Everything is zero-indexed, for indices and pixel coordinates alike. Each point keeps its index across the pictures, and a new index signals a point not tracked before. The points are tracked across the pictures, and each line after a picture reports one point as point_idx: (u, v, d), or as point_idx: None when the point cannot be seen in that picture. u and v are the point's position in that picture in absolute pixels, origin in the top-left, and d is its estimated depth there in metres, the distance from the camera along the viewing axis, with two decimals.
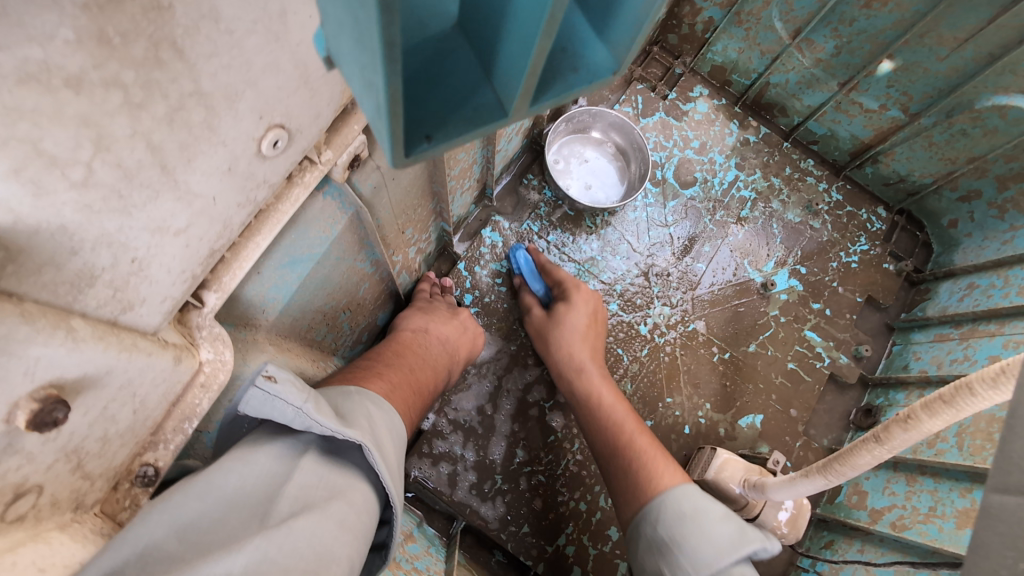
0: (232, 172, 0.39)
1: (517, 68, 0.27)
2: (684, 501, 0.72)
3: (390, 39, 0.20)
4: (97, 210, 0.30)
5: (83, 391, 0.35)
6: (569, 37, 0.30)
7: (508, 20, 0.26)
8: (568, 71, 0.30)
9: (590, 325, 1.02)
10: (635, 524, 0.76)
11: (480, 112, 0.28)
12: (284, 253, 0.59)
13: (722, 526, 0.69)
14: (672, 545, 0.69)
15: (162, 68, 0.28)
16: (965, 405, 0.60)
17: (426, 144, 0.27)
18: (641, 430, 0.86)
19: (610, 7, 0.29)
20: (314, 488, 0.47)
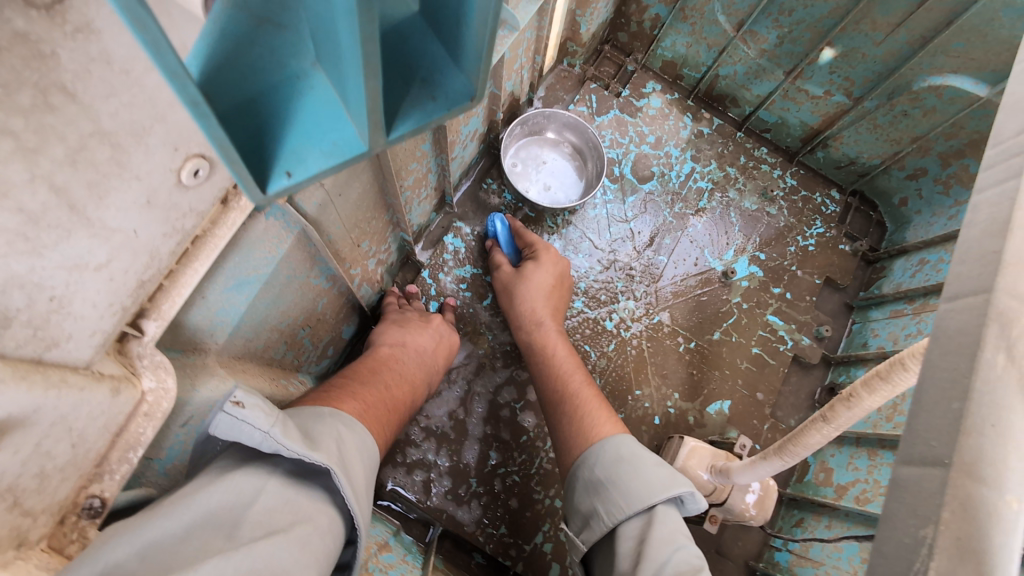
0: (152, 205, 0.40)
1: (361, 105, 0.30)
2: (623, 446, 0.72)
3: (193, 100, 0.24)
4: (1, 254, 0.30)
5: (10, 430, 0.36)
6: (428, 68, 0.35)
7: (343, 64, 0.29)
8: (427, 99, 0.34)
9: (555, 287, 1.03)
10: (573, 470, 0.76)
11: (340, 148, 0.32)
12: (228, 276, 0.59)
13: (655, 470, 0.68)
14: (608, 483, 0.68)
15: (54, 112, 0.29)
16: (899, 380, 0.62)
17: (285, 179, 0.31)
18: (587, 383, 0.89)
19: (456, 35, 0.33)
20: (278, 511, 0.46)
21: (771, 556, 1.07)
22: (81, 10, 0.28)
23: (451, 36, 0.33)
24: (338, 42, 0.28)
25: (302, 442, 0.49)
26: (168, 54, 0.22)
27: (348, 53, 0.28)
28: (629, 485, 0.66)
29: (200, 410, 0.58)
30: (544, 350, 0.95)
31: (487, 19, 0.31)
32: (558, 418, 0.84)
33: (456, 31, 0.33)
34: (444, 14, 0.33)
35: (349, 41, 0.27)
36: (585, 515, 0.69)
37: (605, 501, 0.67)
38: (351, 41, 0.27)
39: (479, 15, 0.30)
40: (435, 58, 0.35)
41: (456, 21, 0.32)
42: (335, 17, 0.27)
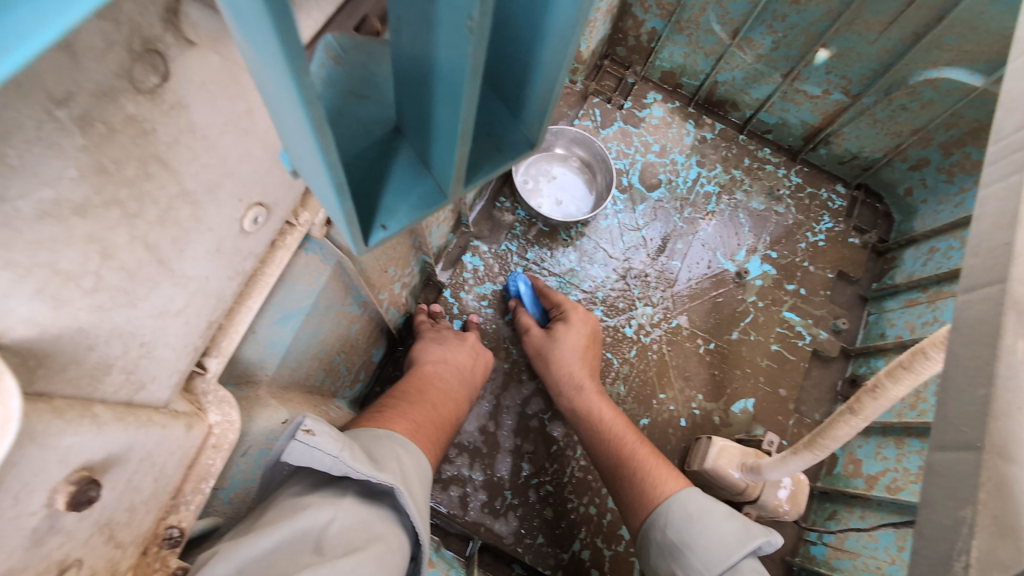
0: (220, 252, 0.43)
1: (447, 167, 0.35)
2: (689, 503, 0.76)
3: (337, 182, 0.27)
4: (107, 308, 0.34)
5: (110, 468, 0.39)
6: (493, 125, 0.40)
7: (432, 135, 0.34)
8: (495, 153, 0.40)
9: (589, 345, 1.05)
10: (644, 531, 0.79)
11: (425, 200, 0.37)
12: (275, 310, 0.62)
13: (726, 524, 0.71)
14: (683, 547, 0.72)
15: (151, 180, 0.32)
16: (922, 368, 0.64)
17: (382, 232, 0.35)
18: (642, 442, 0.90)
19: (519, 98, 0.38)
20: (355, 530, 0.49)
21: (808, 551, 1.08)
22: (175, 89, 0.31)
23: (514, 98, 0.39)
24: (431, 117, 0.33)
25: (369, 464, 0.52)
26: (329, 152, 0.25)
27: (441, 128, 0.32)
28: (706, 548, 0.69)
29: (257, 440, 0.61)
30: (589, 417, 0.96)
31: (552, 87, 0.35)
32: (623, 484, 0.86)
33: (518, 94, 0.38)
34: (507, 80, 0.39)
35: (445, 119, 0.32)
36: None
37: (684, 565, 0.71)
38: (446, 119, 0.31)
39: (546, 84, 0.35)
40: (499, 117, 0.40)
41: (521, 87, 0.38)
42: (431, 99, 0.32)
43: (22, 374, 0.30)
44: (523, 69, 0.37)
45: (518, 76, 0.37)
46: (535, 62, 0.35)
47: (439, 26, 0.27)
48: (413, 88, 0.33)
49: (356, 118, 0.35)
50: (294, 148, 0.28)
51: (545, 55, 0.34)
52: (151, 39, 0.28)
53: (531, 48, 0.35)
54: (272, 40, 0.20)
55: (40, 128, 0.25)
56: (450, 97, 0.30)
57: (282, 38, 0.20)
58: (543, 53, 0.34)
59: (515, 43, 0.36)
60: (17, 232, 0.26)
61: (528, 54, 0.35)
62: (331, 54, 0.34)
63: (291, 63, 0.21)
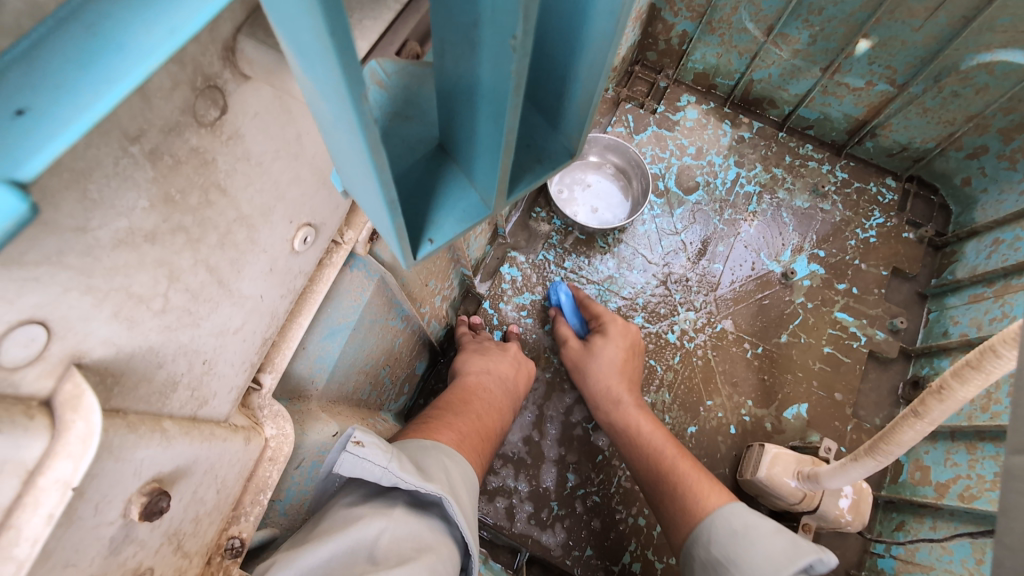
0: (273, 272, 0.45)
1: (490, 179, 0.35)
2: (735, 518, 0.74)
3: (391, 201, 0.28)
4: (173, 328, 0.36)
5: (177, 481, 0.41)
6: (533, 136, 0.41)
7: (476, 150, 0.34)
8: (535, 162, 0.40)
9: (628, 360, 1.04)
10: (686, 549, 0.78)
11: (469, 212, 0.37)
12: (323, 326, 0.65)
13: (775, 540, 0.68)
14: (729, 564, 0.69)
15: (212, 206, 0.34)
16: (993, 368, 0.60)
17: (429, 245, 0.36)
18: (683, 456, 0.88)
19: (558, 109, 0.39)
20: (406, 539, 0.50)
21: (874, 564, 1.02)
22: (232, 120, 0.33)
23: (552, 108, 0.39)
24: (474, 133, 0.34)
25: (417, 474, 0.53)
26: (384, 172, 0.26)
27: (484, 143, 0.33)
28: (753, 563, 0.67)
29: (310, 453, 0.63)
30: (627, 433, 0.95)
31: (591, 97, 0.36)
32: (664, 501, 0.84)
33: (558, 104, 0.39)
34: (546, 92, 0.39)
35: (489, 135, 0.32)
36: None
37: None
38: (490, 135, 0.32)
39: (585, 93, 0.36)
40: (538, 128, 0.41)
41: (559, 97, 0.38)
42: (474, 115, 0.32)
43: (102, 392, 0.32)
44: (561, 80, 0.37)
45: (556, 87, 0.38)
46: (573, 73, 0.36)
47: (482, 46, 0.28)
48: (456, 106, 0.33)
49: (402, 137, 0.36)
50: (348, 171, 0.29)
51: (583, 65, 0.34)
52: (211, 75, 0.30)
53: (568, 59, 0.35)
54: (336, 71, 0.21)
55: (117, 163, 0.27)
56: (495, 115, 0.30)
57: (343, 69, 0.21)
58: (581, 63, 0.35)
59: (553, 55, 0.36)
60: (96, 260, 0.28)
61: (566, 65, 0.36)
62: (377, 78, 0.35)
63: (352, 91, 0.22)
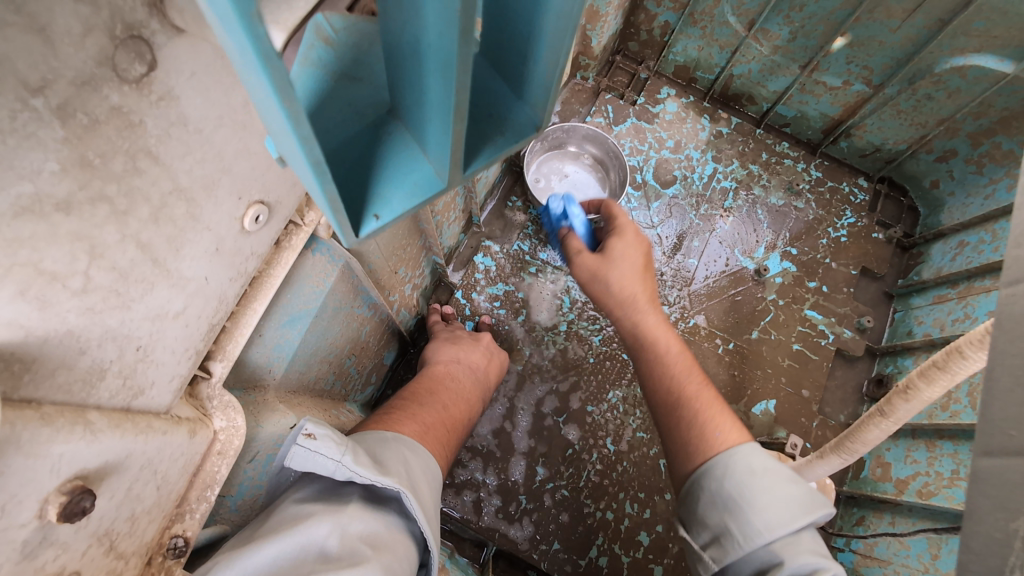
0: (219, 253, 0.42)
1: (443, 147, 0.33)
2: (754, 457, 0.58)
3: (315, 160, 0.25)
4: (98, 310, 0.32)
5: (106, 478, 0.37)
6: (495, 105, 0.38)
7: (425, 113, 0.32)
8: (497, 135, 0.37)
9: (647, 270, 0.79)
10: (692, 481, 0.62)
11: (422, 187, 0.34)
12: (282, 313, 0.61)
13: (794, 488, 0.55)
14: (743, 501, 0.55)
15: (141, 175, 0.31)
16: (959, 369, 0.61)
17: (374, 221, 0.33)
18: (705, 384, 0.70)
19: (522, 76, 0.36)
20: (359, 535, 0.48)
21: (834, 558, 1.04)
22: (164, 79, 0.30)
23: (516, 75, 0.37)
24: (423, 94, 0.31)
25: (374, 468, 0.50)
26: (302, 124, 0.23)
27: (434, 104, 0.30)
28: (768, 511, 0.54)
29: (265, 446, 0.60)
30: (648, 344, 0.75)
31: (557, 58, 0.33)
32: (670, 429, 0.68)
33: (522, 70, 0.36)
34: (508, 57, 0.36)
35: (437, 94, 0.29)
36: (713, 533, 0.57)
37: (738, 521, 0.55)
38: (438, 94, 0.29)
39: (551, 54, 0.33)
40: (501, 98, 0.38)
41: (523, 62, 0.35)
42: (421, 73, 0.29)
43: (7, 380, 0.28)
44: (525, 42, 0.34)
45: (520, 50, 0.35)
46: (537, 32, 0.33)
47: None
48: (403, 62, 0.31)
49: (347, 101, 0.33)
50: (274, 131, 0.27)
51: (548, 22, 0.32)
52: (134, 24, 0.27)
53: (533, 15, 0.33)
54: None
55: (14, 118, 0.23)
56: (442, 69, 0.28)
57: None
58: (545, 19, 0.32)
59: (515, 14, 0.33)
60: None
61: (529, 25, 0.33)
62: (323, 34, 0.32)
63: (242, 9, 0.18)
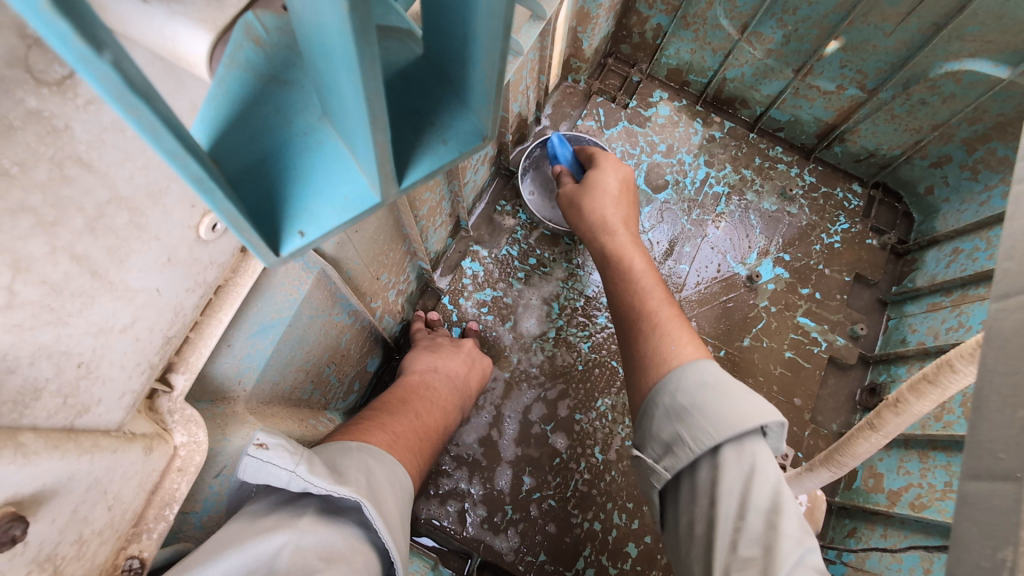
0: (172, 262, 0.40)
1: (368, 157, 0.29)
2: (705, 373, 0.62)
3: (195, 177, 0.23)
4: (28, 327, 0.30)
5: (46, 501, 0.35)
6: (438, 110, 0.35)
7: (346, 120, 0.28)
8: (438, 143, 0.34)
9: (622, 196, 0.91)
10: (648, 398, 0.65)
11: (352, 200, 0.31)
12: (252, 322, 0.59)
13: (742, 400, 0.58)
14: (690, 409, 0.59)
15: (72, 184, 0.29)
16: (950, 382, 0.59)
17: (299, 238, 0.30)
18: (668, 302, 0.74)
19: (465, 78, 0.33)
20: (313, 549, 0.46)
21: None
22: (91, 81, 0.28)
23: (459, 76, 0.34)
24: (341, 100, 0.28)
25: (331, 477, 0.48)
26: (164, 136, 0.21)
27: (350, 111, 0.27)
28: (720, 416, 0.57)
29: (233, 459, 0.58)
30: (619, 259, 0.83)
31: (495, 58, 0.30)
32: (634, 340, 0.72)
33: (464, 72, 0.33)
34: (449, 57, 0.33)
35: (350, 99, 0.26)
36: (666, 442, 0.60)
37: (690, 427, 0.58)
38: (351, 99, 0.26)
39: (488, 54, 0.30)
40: (446, 102, 0.35)
41: (463, 63, 0.32)
42: (334, 75, 0.26)
43: None
44: (462, 41, 0.31)
45: (459, 49, 0.32)
46: (472, 29, 0.30)
47: None
48: (317, 64, 0.28)
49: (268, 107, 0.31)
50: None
51: (481, 19, 0.29)
52: None
53: (466, 12, 0.30)
54: None
55: None
56: (348, 72, 0.25)
57: None
58: (478, 15, 0.29)
59: (448, 11, 0.30)
60: None
61: (465, 23, 0.30)
62: (254, 35, 0.30)
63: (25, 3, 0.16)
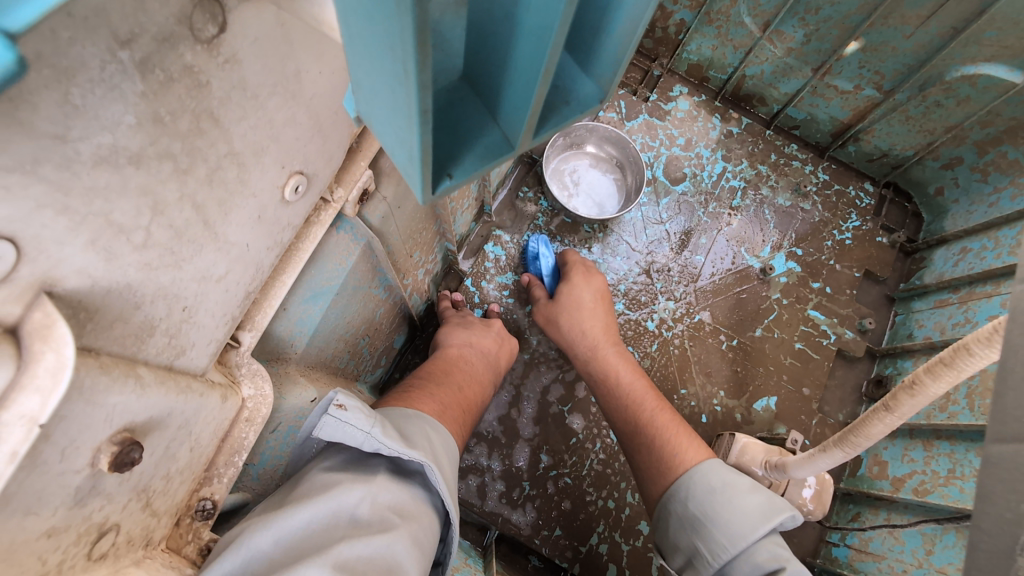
0: (261, 220, 0.43)
1: (518, 113, 0.33)
2: (713, 473, 0.72)
3: (425, 110, 0.26)
4: (154, 267, 0.33)
5: (150, 433, 0.38)
6: (560, 75, 0.38)
7: (507, 78, 0.32)
8: (561, 104, 0.37)
9: (596, 303, 1.00)
10: (662, 502, 0.76)
11: (491, 150, 0.35)
12: (307, 288, 0.62)
13: (751, 497, 0.68)
14: (706, 519, 0.68)
15: (203, 136, 0.32)
16: (966, 365, 0.62)
17: (449, 180, 0.34)
18: (665, 410, 0.85)
19: (592, 48, 0.36)
20: (389, 505, 0.49)
21: (829, 552, 1.06)
22: (230, 42, 0.31)
23: (584, 49, 0.37)
24: (509, 59, 0.31)
25: (400, 441, 0.52)
26: (424, 72, 0.24)
27: (520, 70, 0.31)
28: (728, 520, 0.66)
29: (287, 418, 0.61)
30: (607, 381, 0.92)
31: (633, 31, 0.33)
32: (642, 449, 0.82)
33: (593, 42, 0.36)
34: (579, 27, 0.36)
35: (525, 58, 0.30)
36: (687, 555, 0.69)
37: (706, 539, 0.67)
38: (527, 58, 0.30)
39: (629, 26, 0.33)
40: (566, 68, 0.38)
41: (595, 34, 0.35)
42: (513, 36, 0.30)
43: (73, 327, 0.29)
44: (599, 12, 0.34)
45: (593, 20, 0.35)
46: (616, 3, 0.33)
47: None
48: (491, 28, 0.32)
49: None
50: (379, 82, 0.27)
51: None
52: None
53: None
54: None
55: (103, 68, 0.24)
56: (538, 34, 0.28)
57: None
58: None
59: None
60: (73, 176, 0.25)
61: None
62: None
63: None
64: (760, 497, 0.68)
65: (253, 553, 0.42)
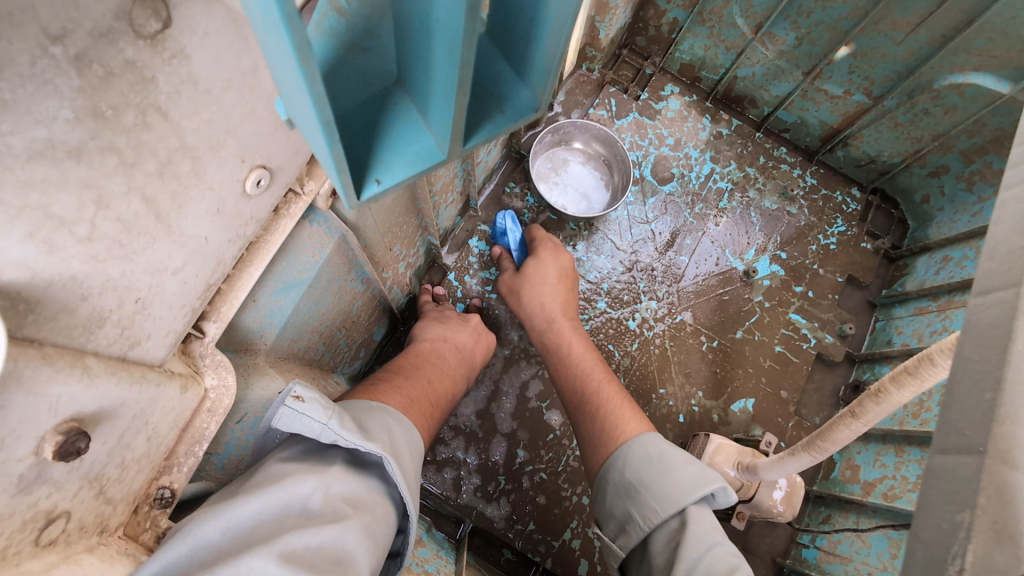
0: (221, 213, 0.43)
1: (444, 121, 0.34)
2: (652, 445, 0.70)
3: (326, 121, 0.26)
4: (102, 259, 0.33)
5: (100, 423, 0.39)
6: (498, 84, 0.38)
7: (430, 86, 0.33)
8: (497, 112, 0.38)
9: (560, 282, 1.01)
10: (601, 472, 0.75)
11: (421, 157, 0.36)
12: (277, 280, 0.62)
13: (686, 468, 0.65)
14: (642, 487, 0.66)
15: (150, 130, 0.32)
16: (927, 375, 0.63)
17: (375, 185, 0.35)
18: (610, 381, 0.87)
19: (527, 57, 0.37)
20: (342, 496, 0.50)
21: (799, 553, 1.08)
22: (176, 37, 0.31)
23: (520, 56, 0.37)
24: (429, 68, 0.32)
25: (358, 432, 0.52)
26: (316, 85, 0.24)
27: (439, 78, 0.31)
28: (660, 487, 0.64)
29: (253, 408, 0.61)
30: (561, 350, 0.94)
31: (559, 42, 0.33)
32: (585, 421, 0.83)
33: (526, 51, 0.36)
34: (514, 36, 0.36)
35: (442, 69, 0.31)
36: (620, 521, 0.67)
37: (639, 504, 0.65)
38: (443, 69, 0.30)
39: (554, 37, 0.33)
40: (504, 76, 0.38)
41: (526, 43, 0.36)
42: (429, 46, 0.31)
43: (11, 318, 0.29)
44: (529, 23, 0.34)
45: (524, 29, 0.35)
46: (542, 14, 0.33)
47: None
48: (413, 37, 0.32)
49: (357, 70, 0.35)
50: (288, 91, 0.28)
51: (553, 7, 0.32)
52: None
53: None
54: None
55: (33, 63, 0.24)
56: (449, 45, 0.29)
57: None
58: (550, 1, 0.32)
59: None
60: (6, 170, 0.25)
61: (537, 7, 0.33)
62: (336, 5, 0.33)
63: None
64: (696, 467, 0.65)
65: (200, 542, 0.42)
